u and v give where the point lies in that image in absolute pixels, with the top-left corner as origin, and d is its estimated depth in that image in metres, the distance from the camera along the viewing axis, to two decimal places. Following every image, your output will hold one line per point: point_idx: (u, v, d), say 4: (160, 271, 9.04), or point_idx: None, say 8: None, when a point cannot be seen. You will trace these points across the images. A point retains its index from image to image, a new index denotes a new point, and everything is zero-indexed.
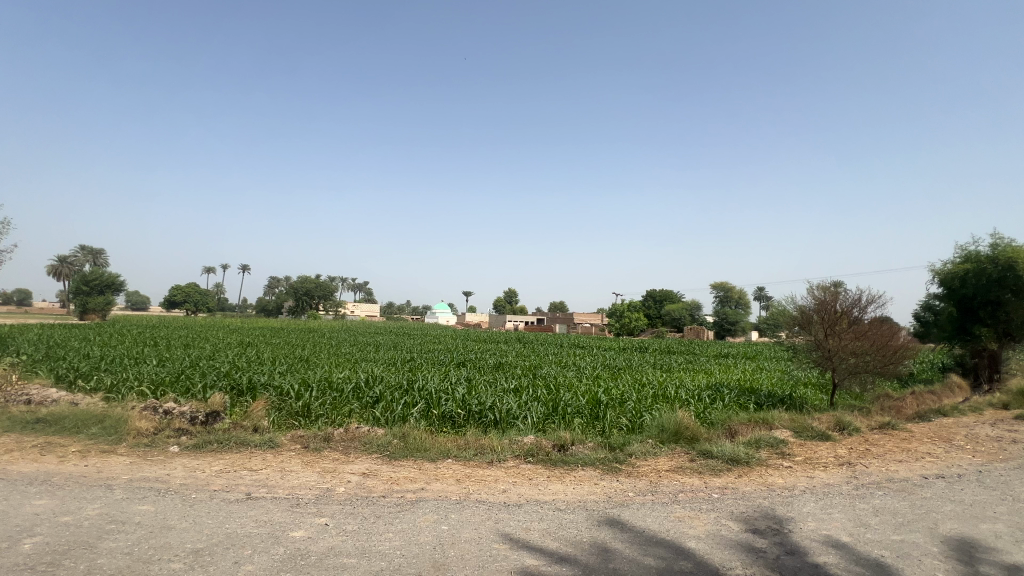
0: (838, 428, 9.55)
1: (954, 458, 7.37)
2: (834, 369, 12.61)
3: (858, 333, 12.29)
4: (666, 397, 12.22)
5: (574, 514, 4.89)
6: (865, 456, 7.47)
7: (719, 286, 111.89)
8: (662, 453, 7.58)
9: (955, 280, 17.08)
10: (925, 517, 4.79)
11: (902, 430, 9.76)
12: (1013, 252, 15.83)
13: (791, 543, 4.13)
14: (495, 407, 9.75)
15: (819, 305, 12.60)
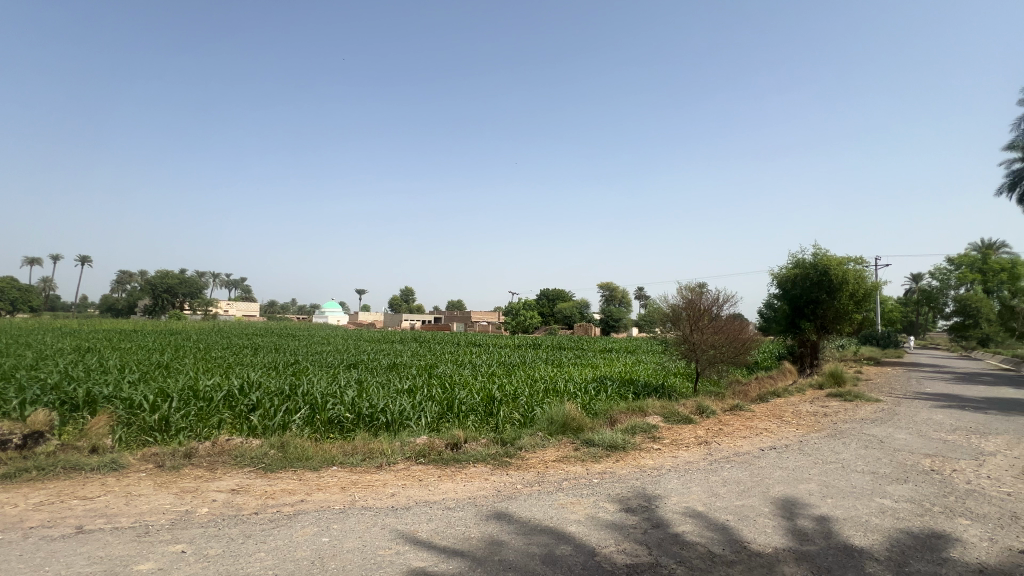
0: (699, 411, 10.86)
1: (783, 432, 8.80)
2: (697, 359, 14.30)
3: (716, 328, 14.07)
4: (556, 391, 12.83)
5: (463, 512, 4.91)
6: (718, 435, 8.60)
7: (606, 287, 120.40)
8: (550, 445, 7.94)
9: (788, 282, 20.41)
10: (761, 483, 5.65)
11: (748, 410, 11.41)
12: (828, 259, 19.40)
13: (657, 517, 4.59)
14: (387, 408, 9.41)
15: (686, 304, 14.19)
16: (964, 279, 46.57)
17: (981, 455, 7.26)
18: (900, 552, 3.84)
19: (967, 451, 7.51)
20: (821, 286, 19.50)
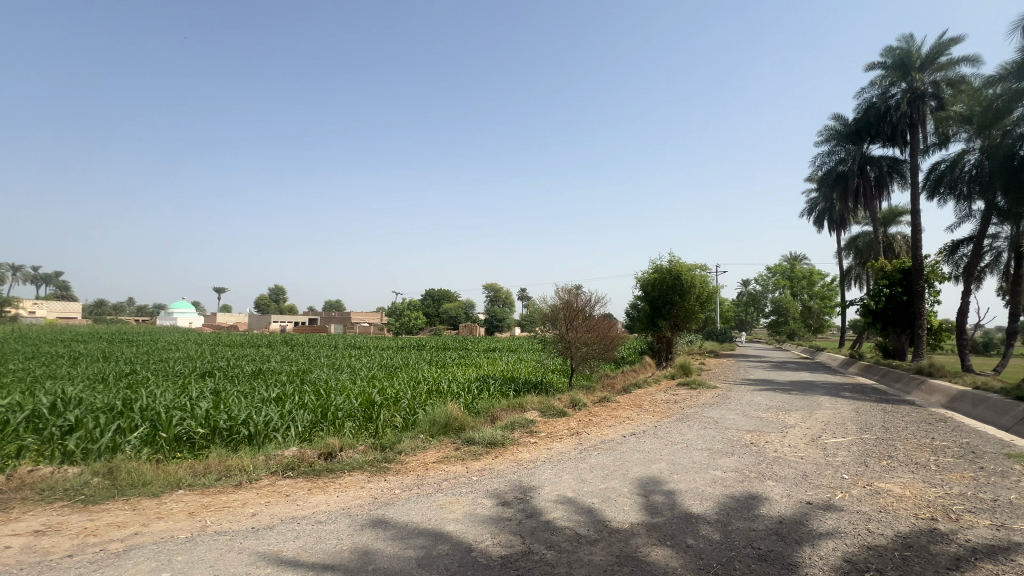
0: (572, 404, 11.66)
1: (642, 419, 9.89)
2: (572, 356, 15.32)
3: (588, 326, 15.23)
4: (439, 392, 12.75)
5: (335, 524, 4.65)
6: (588, 425, 9.33)
7: (491, 287, 122.79)
8: (431, 446, 7.89)
9: (648, 285, 22.89)
10: (622, 466, 6.28)
11: (614, 401, 12.56)
12: (679, 265, 22.22)
13: (531, 507, 4.84)
14: (250, 420, 8.48)
15: (563, 304, 15.14)
16: (779, 285, 56.57)
17: (786, 427, 8.94)
18: (726, 514, 4.57)
19: (777, 425, 9.19)
20: (675, 289, 22.24)
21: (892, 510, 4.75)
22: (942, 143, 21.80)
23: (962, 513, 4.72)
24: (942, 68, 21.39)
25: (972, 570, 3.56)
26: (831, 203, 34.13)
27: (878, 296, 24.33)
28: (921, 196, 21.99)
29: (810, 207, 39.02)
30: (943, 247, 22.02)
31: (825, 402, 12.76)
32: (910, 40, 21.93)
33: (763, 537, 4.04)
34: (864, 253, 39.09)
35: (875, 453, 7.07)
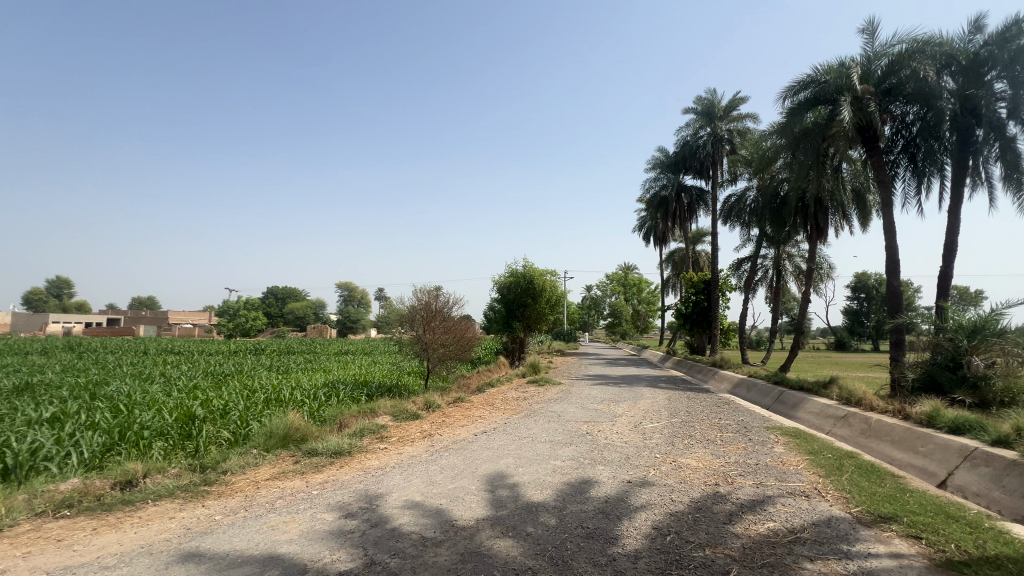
0: (426, 406, 11.56)
1: (493, 417, 10.27)
2: (428, 358, 15.18)
3: (446, 328, 15.26)
4: (280, 400, 11.50)
5: (131, 566, 3.87)
6: (441, 426, 9.35)
7: (344, 286, 115.19)
8: (266, 462, 7.06)
9: (505, 288, 23.87)
10: (471, 465, 6.44)
11: (468, 401, 12.82)
12: (533, 270, 23.67)
13: (376, 516, 4.65)
14: (7, 449, 6.56)
15: (420, 305, 14.92)
16: (615, 291, 63.85)
17: (615, 416, 10.15)
18: (561, 500, 5.00)
19: (608, 415, 10.39)
20: (528, 292, 23.62)
21: (689, 481, 5.73)
22: (733, 179, 27.05)
23: (735, 477, 5.91)
24: (734, 120, 26.59)
25: (740, 522, 4.48)
26: (656, 222, 39.83)
27: (688, 302, 29.43)
28: (718, 222, 26.98)
29: (640, 224, 45.05)
30: (731, 264, 27.35)
31: (646, 393, 14.81)
32: (713, 93, 26.83)
33: (592, 517, 4.53)
34: (678, 266, 46.53)
35: (680, 434, 8.46)
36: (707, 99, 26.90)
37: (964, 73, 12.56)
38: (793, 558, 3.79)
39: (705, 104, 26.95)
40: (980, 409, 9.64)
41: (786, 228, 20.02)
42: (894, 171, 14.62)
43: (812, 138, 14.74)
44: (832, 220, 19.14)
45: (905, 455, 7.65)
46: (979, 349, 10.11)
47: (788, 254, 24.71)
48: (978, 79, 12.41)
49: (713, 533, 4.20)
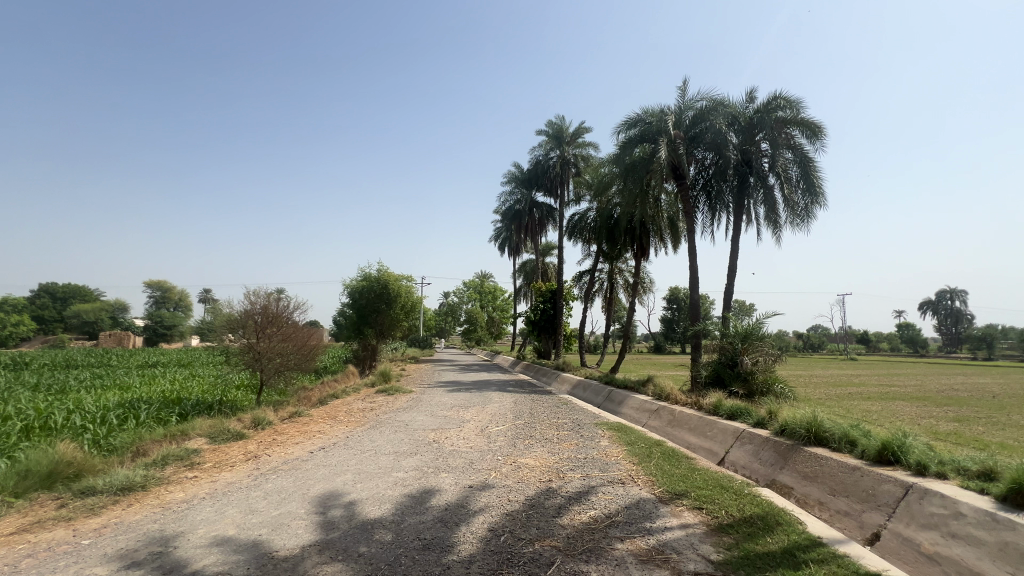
0: (254, 424, 10.21)
1: (334, 431, 9.53)
2: (262, 369, 13.46)
3: (284, 335, 13.73)
4: (46, 428, 9.03)
5: None
6: (270, 446, 8.33)
7: (155, 284, 96.36)
8: (14, 510, 5.44)
9: (356, 293, 22.51)
10: (302, 486, 5.86)
11: (306, 415, 11.70)
12: (387, 275, 22.82)
13: (172, 561, 3.91)
14: None
15: (253, 310, 13.18)
16: (471, 298, 65.12)
17: (463, 422, 10.27)
18: (400, 513, 4.84)
19: (456, 421, 10.45)
20: (382, 297, 22.68)
21: (526, 479, 6.06)
22: (577, 200, 29.84)
23: (566, 472, 6.43)
24: (580, 146, 29.42)
25: (567, 513, 4.88)
26: (510, 233, 41.84)
27: (537, 309, 31.52)
28: (564, 237, 29.44)
29: (496, 235, 46.86)
30: (574, 275, 30.07)
31: (494, 397, 15.34)
32: (562, 120, 29.38)
33: (430, 527, 4.47)
34: (529, 276, 49.59)
35: (522, 436, 8.92)
36: (557, 124, 29.34)
37: (743, 132, 15.88)
38: (608, 540, 4.26)
39: (555, 128, 29.35)
40: (748, 398, 12.35)
41: (618, 247, 22.76)
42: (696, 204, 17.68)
43: (638, 169, 17.04)
44: (652, 242, 22.33)
45: (698, 440, 9.23)
46: (749, 349, 12.75)
47: (619, 269, 28.11)
48: (752, 138, 15.79)
49: (543, 527, 4.50)
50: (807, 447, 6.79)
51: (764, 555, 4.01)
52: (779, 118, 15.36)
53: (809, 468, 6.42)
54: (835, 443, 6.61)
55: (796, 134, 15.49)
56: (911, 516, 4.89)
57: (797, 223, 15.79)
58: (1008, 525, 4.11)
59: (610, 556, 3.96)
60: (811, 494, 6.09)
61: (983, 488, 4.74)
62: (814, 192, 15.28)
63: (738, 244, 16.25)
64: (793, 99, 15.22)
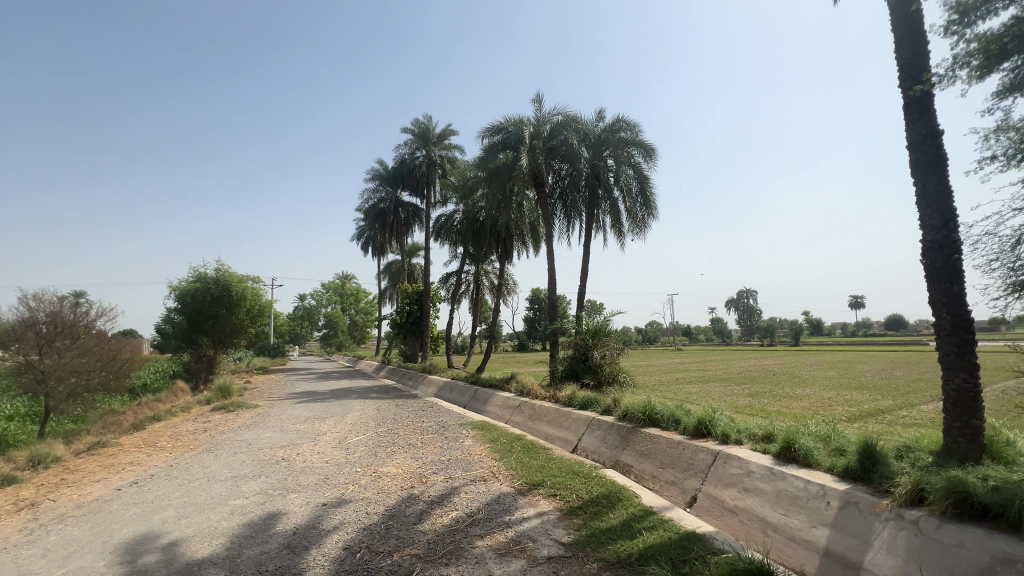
0: (32, 464, 8.04)
1: (152, 461, 8.01)
2: (46, 393, 10.69)
3: (81, 349, 11.12)
4: None
5: None
6: (57, 488, 6.66)
7: None
8: None
9: (186, 296, 19.26)
10: (103, 533, 4.80)
11: (112, 445, 9.62)
12: (228, 275, 20.06)
13: None
14: None
15: (34, 319, 10.43)
16: (331, 300, 60.66)
17: (318, 435, 9.49)
18: (236, 546, 4.26)
19: (310, 435, 9.60)
20: (220, 301, 19.79)
21: (387, 489, 5.82)
22: (443, 201, 29.80)
23: (429, 476, 6.35)
24: (446, 148, 29.41)
25: (428, 518, 4.81)
26: (374, 232, 40.02)
27: (403, 311, 30.68)
28: (431, 238, 29.15)
29: (358, 233, 44.39)
30: (441, 277, 29.95)
31: (355, 405, 14.48)
32: (429, 119, 29.09)
33: (273, 556, 4.01)
34: (394, 277, 48.14)
35: (384, 443, 8.58)
36: (423, 123, 28.97)
37: (593, 147, 17.49)
38: (468, 540, 4.30)
39: (422, 128, 28.94)
40: (597, 388, 13.66)
41: (483, 249, 23.34)
42: (554, 212, 18.96)
43: (501, 175, 17.64)
44: (515, 246, 23.35)
45: (554, 430, 9.89)
46: (598, 344, 14.10)
47: (484, 271, 28.79)
48: (600, 154, 17.47)
49: (402, 536, 4.36)
50: (643, 429, 7.73)
51: (607, 530, 4.44)
52: (622, 138, 17.27)
53: (645, 447, 7.32)
54: (664, 423, 7.65)
55: (636, 154, 17.57)
56: (718, 478, 5.89)
57: (636, 232, 17.91)
58: (780, 476, 5.20)
59: (469, 555, 4.00)
60: (646, 470, 6.96)
61: (765, 449, 5.92)
62: (649, 206, 17.52)
63: (589, 250, 17.86)
64: (633, 123, 17.28)
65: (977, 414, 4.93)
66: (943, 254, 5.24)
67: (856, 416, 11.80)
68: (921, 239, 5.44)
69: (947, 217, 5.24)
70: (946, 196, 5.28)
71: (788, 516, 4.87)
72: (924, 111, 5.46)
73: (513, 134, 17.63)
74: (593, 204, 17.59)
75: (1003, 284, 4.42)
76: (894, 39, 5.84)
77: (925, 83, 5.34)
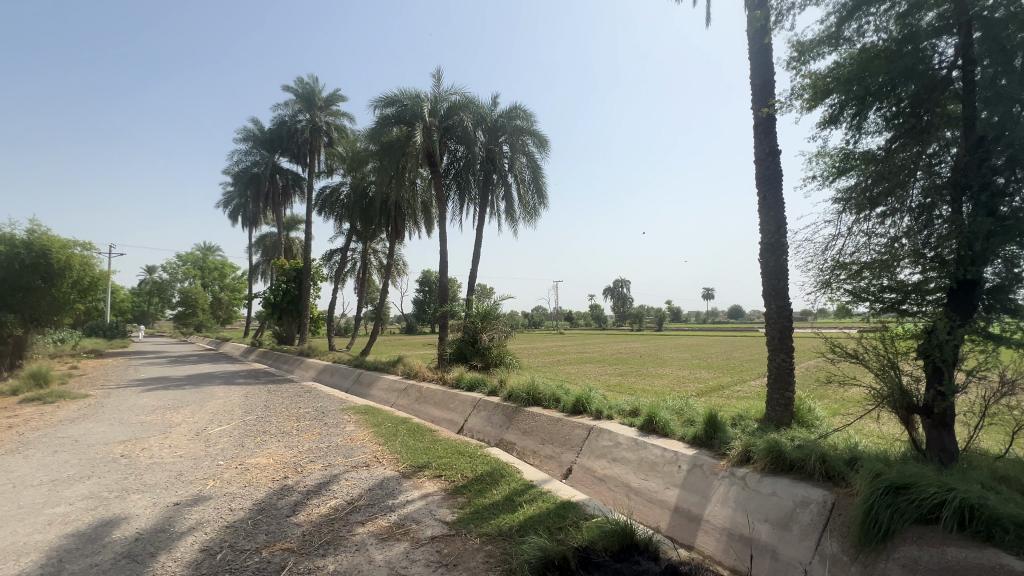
0: None
1: None
2: None
3: None
4: None
5: None
6: None
7: None
8: None
9: None
10: None
11: None
12: (46, 240, 16.46)
13: None
14: None
15: None
16: (188, 275, 53.00)
17: (170, 427, 8.31)
18: (57, 562, 3.58)
19: (160, 427, 8.37)
20: (35, 270, 16.22)
21: (255, 482, 5.33)
22: (328, 172, 27.61)
23: (305, 465, 5.97)
24: (333, 114, 26.96)
25: (304, 509, 4.53)
26: (245, 199, 35.70)
27: (278, 290, 27.97)
28: (313, 211, 26.89)
29: (225, 200, 39.25)
30: (323, 254, 27.88)
31: (218, 392, 12.97)
32: (314, 81, 26.52)
33: (108, 569, 3.45)
34: (269, 251, 43.72)
35: (253, 433, 7.81)
36: (308, 84, 26.33)
37: (489, 132, 17.48)
38: (347, 528, 4.13)
39: (306, 89, 26.26)
40: (485, 370, 13.97)
41: (372, 227, 22.20)
42: (448, 193, 18.70)
43: (394, 150, 16.86)
44: (407, 225, 22.58)
45: (441, 412, 9.91)
46: (487, 327, 14.37)
47: (373, 250, 27.42)
48: (496, 139, 17.53)
49: (273, 531, 4.05)
50: (527, 408, 8.10)
51: (489, 506, 4.60)
52: (518, 126, 17.48)
53: (527, 425, 7.69)
54: (546, 401, 8.10)
55: (530, 143, 17.88)
56: (591, 450, 6.42)
57: (527, 219, 18.40)
58: (643, 445, 5.85)
59: (349, 542, 3.86)
60: (528, 446, 7.32)
61: (632, 422, 6.60)
62: (541, 194, 18.06)
63: (482, 234, 17.96)
64: (528, 113, 17.56)
65: (791, 386, 6.02)
66: (775, 254, 6.26)
67: (703, 391, 13.71)
68: (760, 241, 6.43)
69: (780, 224, 6.24)
70: (780, 206, 6.28)
71: (648, 480, 5.51)
72: (769, 132, 6.41)
73: (408, 109, 16.89)
74: (487, 189, 17.67)
75: (815, 281, 5.41)
76: (750, 65, 6.72)
77: (771, 107, 6.25)
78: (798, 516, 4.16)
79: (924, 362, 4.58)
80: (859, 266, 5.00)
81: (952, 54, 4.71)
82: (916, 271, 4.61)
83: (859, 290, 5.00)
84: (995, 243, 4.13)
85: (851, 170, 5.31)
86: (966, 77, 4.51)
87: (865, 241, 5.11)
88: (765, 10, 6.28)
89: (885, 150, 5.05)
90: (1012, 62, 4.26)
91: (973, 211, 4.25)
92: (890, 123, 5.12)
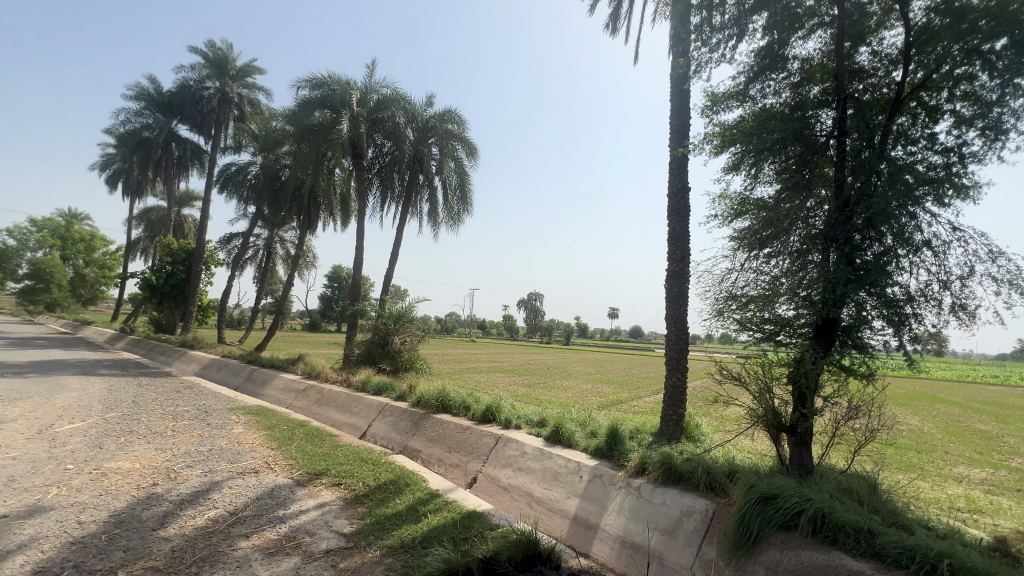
0: None
1: None
2: None
3: None
4: None
5: None
6: None
7: None
8: None
9: None
10: None
11: None
12: None
13: None
14: None
15: None
16: (43, 244, 45.04)
17: (4, 422, 6.96)
18: None
19: None
20: None
21: (114, 490, 4.61)
22: (235, 148, 25.23)
23: (179, 470, 5.29)
24: (248, 86, 24.72)
25: (174, 521, 4.00)
26: (129, 164, 31.42)
27: (160, 272, 24.63)
28: (213, 188, 24.38)
29: (103, 162, 34.20)
30: (221, 236, 25.28)
31: (72, 383, 11.13)
32: (228, 47, 24.21)
33: None
34: (154, 227, 38.74)
35: (115, 432, 6.77)
36: (220, 49, 23.93)
37: (419, 131, 17.09)
38: (228, 542, 3.72)
39: (218, 54, 23.85)
40: (393, 373, 13.50)
41: (281, 214, 20.61)
42: (370, 187, 18.03)
43: (315, 135, 15.91)
44: (321, 215, 21.27)
45: (342, 417, 9.36)
46: (399, 330, 13.93)
47: (280, 238, 25.41)
48: (425, 139, 17.17)
49: (133, 547, 3.51)
50: (435, 415, 7.94)
51: (391, 516, 4.40)
52: (449, 130, 17.27)
53: (434, 432, 7.53)
54: (456, 409, 8.02)
55: (459, 148, 17.72)
56: (497, 459, 6.44)
57: (450, 224, 18.18)
58: (548, 455, 6.00)
59: (229, 558, 3.47)
60: (433, 454, 7.17)
61: (538, 433, 6.74)
62: (466, 201, 17.93)
63: (401, 234, 17.45)
64: (460, 118, 17.41)
65: (683, 404, 6.52)
66: (678, 282, 6.82)
67: (604, 405, 14.46)
68: (666, 268, 6.97)
69: (684, 253, 6.81)
70: (686, 238, 6.85)
71: (550, 490, 5.66)
72: (681, 170, 6.99)
73: (336, 95, 16.06)
74: (412, 189, 17.26)
75: (711, 309, 5.96)
76: (671, 107, 7.31)
77: (685, 148, 6.84)
78: (683, 524, 4.50)
79: (792, 388, 5.22)
80: (747, 298, 5.61)
81: (830, 125, 5.51)
82: (791, 307, 5.27)
83: (745, 320, 5.60)
84: (851, 290, 4.85)
85: (746, 214, 5.96)
86: (839, 146, 5.27)
87: (754, 277, 5.74)
88: (687, 58, 6.88)
89: (774, 199, 5.74)
90: (873, 139, 5.07)
91: (836, 260, 4.95)
92: (780, 176, 5.79)
